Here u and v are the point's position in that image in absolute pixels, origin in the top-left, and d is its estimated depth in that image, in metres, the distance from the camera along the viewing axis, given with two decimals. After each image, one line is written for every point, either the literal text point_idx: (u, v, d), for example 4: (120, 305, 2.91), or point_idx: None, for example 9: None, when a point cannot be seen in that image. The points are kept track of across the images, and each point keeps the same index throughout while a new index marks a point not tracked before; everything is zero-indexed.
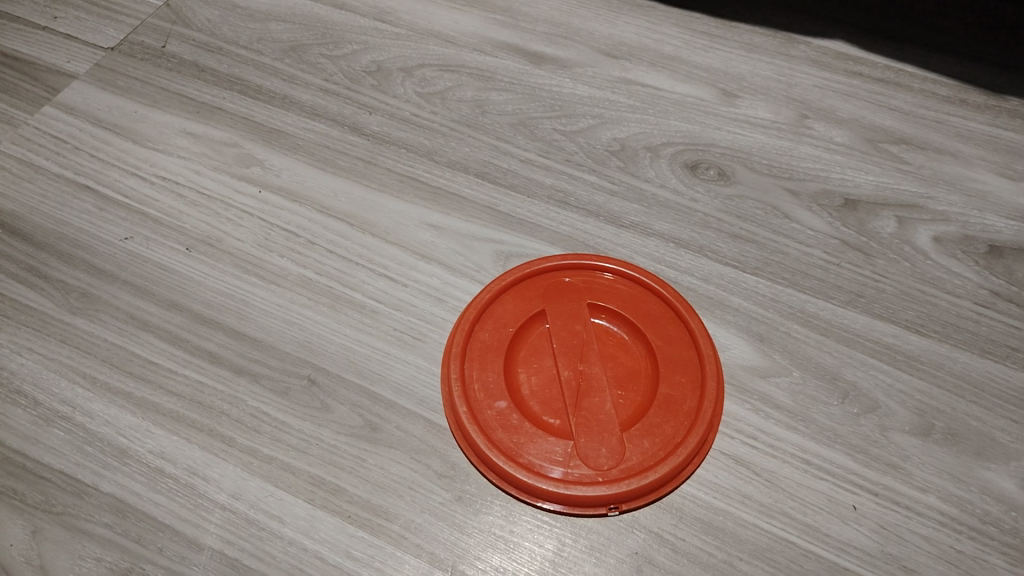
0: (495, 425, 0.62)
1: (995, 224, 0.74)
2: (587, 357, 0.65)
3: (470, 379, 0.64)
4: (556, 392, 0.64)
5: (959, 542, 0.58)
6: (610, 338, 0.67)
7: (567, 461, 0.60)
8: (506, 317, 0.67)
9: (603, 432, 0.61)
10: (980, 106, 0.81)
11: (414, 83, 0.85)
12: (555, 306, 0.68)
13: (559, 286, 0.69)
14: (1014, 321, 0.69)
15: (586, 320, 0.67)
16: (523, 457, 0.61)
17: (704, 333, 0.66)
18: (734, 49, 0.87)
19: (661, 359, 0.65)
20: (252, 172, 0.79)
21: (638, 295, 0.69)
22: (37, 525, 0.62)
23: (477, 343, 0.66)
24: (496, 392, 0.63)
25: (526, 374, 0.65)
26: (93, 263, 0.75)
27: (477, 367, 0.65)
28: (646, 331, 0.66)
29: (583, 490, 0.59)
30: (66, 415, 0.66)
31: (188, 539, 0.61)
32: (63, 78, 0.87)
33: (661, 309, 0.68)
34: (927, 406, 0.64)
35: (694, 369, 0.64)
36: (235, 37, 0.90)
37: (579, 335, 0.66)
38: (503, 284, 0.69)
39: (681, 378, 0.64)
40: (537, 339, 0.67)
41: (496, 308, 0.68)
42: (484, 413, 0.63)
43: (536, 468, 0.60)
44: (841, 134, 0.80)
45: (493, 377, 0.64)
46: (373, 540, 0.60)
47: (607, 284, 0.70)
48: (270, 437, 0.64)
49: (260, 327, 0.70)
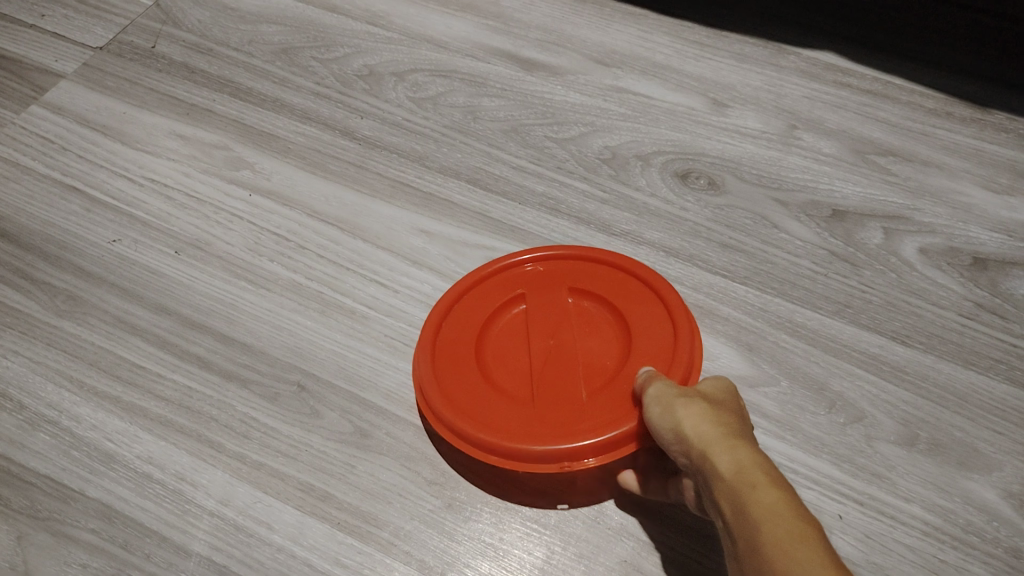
0: (455, 386, 0.59)
1: (979, 236, 0.74)
2: (561, 330, 0.62)
3: (438, 345, 0.62)
4: (526, 361, 0.60)
5: (942, 551, 0.58)
6: (589, 317, 0.63)
7: (523, 420, 0.56)
8: (480, 297, 0.64)
9: (567, 397, 0.57)
10: (967, 118, 0.82)
11: (406, 88, 0.85)
12: (534, 287, 0.65)
13: (541, 268, 0.66)
14: (999, 332, 0.69)
15: (563, 300, 0.64)
16: (478, 415, 0.57)
17: (681, 303, 0.60)
18: (725, 58, 0.87)
19: (636, 332, 0.60)
20: (242, 175, 0.79)
21: (622, 273, 0.64)
22: (23, 530, 0.61)
23: (449, 320, 0.63)
24: (461, 357, 0.60)
25: (497, 345, 0.62)
26: (80, 264, 0.74)
27: (445, 338, 0.62)
28: (625, 307, 0.62)
29: (534, 444, 0.54)
30: (52, 419, 0.66)
31: (176, 545, 0.60)
32: (51, 77, 0.86)
33: (642, 287, 0.63)
34: (912, 417, 0.64)
35: (669, 338, 0.59)
36: (226, 38, 0.89)
37: (554, 314, 0.63)
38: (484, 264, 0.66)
39: (658, 344, 0.59)
40: (513, 320, 0.64)
41: (472, 288, 0.65)
42: (447, 376, 0.60)
43: (489, 425, 0.56)
44: (830, 145, 0.80)
45: (460, 344, 0.61)
46: (362, 547, 0.59)
47: (591, 263, 0.66)
48: (259, 443, 0.64)
49: (250, 331, 0.70)
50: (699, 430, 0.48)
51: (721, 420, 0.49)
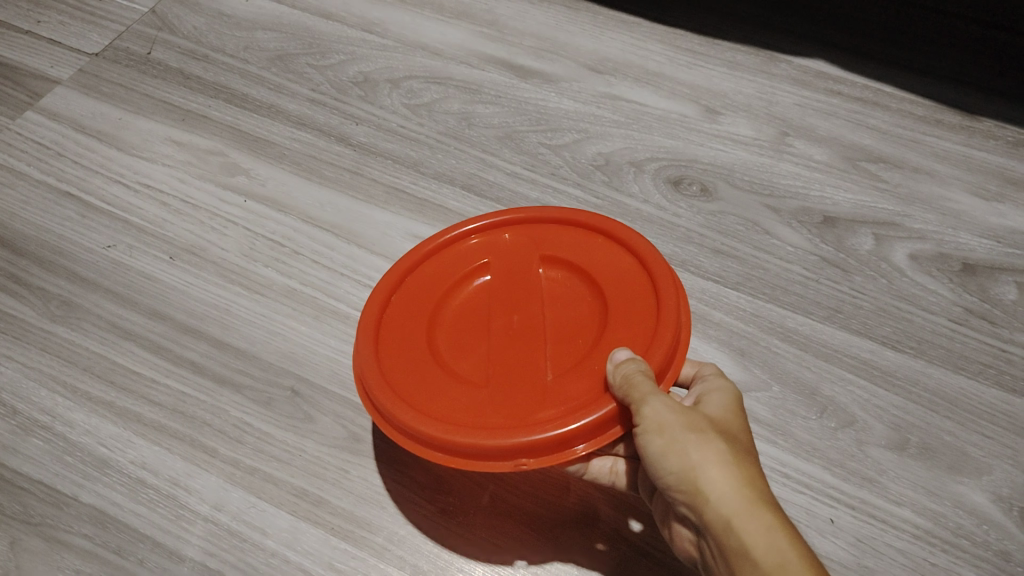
0: (399, 369, 0.53)
1: (969, 242, 0.75)
2: (524, 308, 0.57)
3: (386, 324, 0.56)
4: (483, 344, 0.55)
5: (932, 554, 0.59)
6: (559, 293, 0.57)
7: (474, 411, 0.50)
8: (440, 271, 0.60)
9: (525, 385, 0.51)
10: (956, 126, 0.83)
11: (401, 95, 0.85)
12: (500, 261, 0.60)
13: (507, 241, 0.61)
14: (988, 337, 0.70)
15: (532, 273, 0.59)
16: (422, 404, 0.51)
17: (665, 268, 0.54)
18: (717, 66, 0.88)
19: (613, 304, 0.54)
20: (237, 180, 0.79)
21: (600, 242, 0.59)
22: (15, 536, 0.61)
23: (403, 294, 0.58)
24: (408, 339, 0.55)
25: (449, 325, 0.57)
26: (74, 270, 0.74)
27: (394, 314, 0.57)
28: (601, 277, 0.56)
29: (486, 434, 0.48)
30: (46, 425, 0.66)
31: (169, 550, 0.60)
32: (46, 83, 0.87)
33: (623, 257, 0.57)
34: (903, 421, 0.65)
35: (651, 310, 0.53)
36: (221, 44, 0.90)
37: (519, 291, 0.58)
38: (445, 236, 0.61)
39: (634, 323, 0.53)
40: (476, 296, 0.59)
41: (432, 263, 0.60)
42: (391, 358, 0.54)
43: (433, 415, 0.50)
44: (821, 152, 0.81)
45: (408, 325, 0.56)
46: (355, 552, 0.59)
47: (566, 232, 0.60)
48: (253, 448, 0.64)
49: (244, 337, 0.70)
50: (718, 487, 0.45)
51: (737, 465, 0.46)
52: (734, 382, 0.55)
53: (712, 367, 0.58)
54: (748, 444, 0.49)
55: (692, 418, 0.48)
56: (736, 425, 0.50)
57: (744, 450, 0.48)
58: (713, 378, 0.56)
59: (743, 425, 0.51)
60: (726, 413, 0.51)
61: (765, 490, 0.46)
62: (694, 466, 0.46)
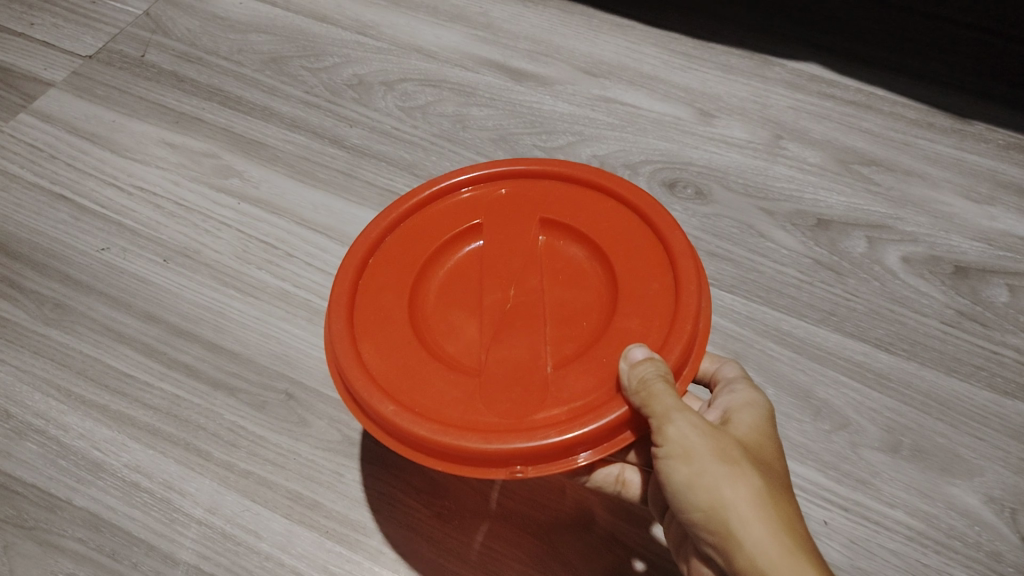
0: (381, 350, 0.50)
1: (961, 245, 0.75)
2: (519, 280, 0.54)
3: (366, 293, 0.52)
4: (474, 324, 0.52)
5: (925, 556, 0.59)
6: (560, 266, 0.54)
7: (466, 405, 0.47)
8: (427, 227, 0.56)
9: (522, 378, 0.48)
10: (948, 129, 0.83)
11: (395, 97, 0.85)
12: (493, 221, 0.56)
13: (501, 195, 0.58)
14: (980, 339, 0.70)
15: (530, 239, 0.55)
16: (407, 398, 0.48)
17: (686, 247, 0.51)
18: (711, 69, 0.88)
19: (624, 284, 0.51)
20: (231, 183, 0.79)
21: (610, 211, 0.55)
22: (9, 540, 0.61)
23: (383, 253, 0.55)
24: (389, 312, 0.51)
25: (434, 298, 0.54)
26: (68, 272, 0.74)
27: (374, 278, 0.53)
28: (610, 252, 0.53)
29: (478, 436, 0.45)
30: (40, 428, 0.66)
31: (164, 553, 0.60)
32: (39, 85, 0.86)
33: (637, 229, 0.54)
34: (896, 423, 0.65)
35: (669, 295, 0.50)
36: (215, 47, 0.89)
37: (515, 261, 0.55)
38: (434, 189, 0.58)
39: (648, 310, 0.50)
40: (466, 263, 0.56)
41: (417, 218, 0.57)
42: (372, 336, 0.50)
43: (421, 412, 0.47)
44: (814, 155, 0.81)
45: (391, 296, 0.52)
46: (350, 555, 0.59)
47: (571, 192, 0.57)
48: (247, 451, 0.64)
49: (238, 340, 0.70)
50: (754, 529, 0.43)
51: (774, 504, 0.44)
52: (767, 398, 0.53)
53: (744, 377, 0.56)
54: (782, 475, 0.47)
55: (724, 446, 0.45)
56: (769, 453, 0.48)
57: (778, 483, 0.46)
58: (744, 391, 0.54)
59: (773, 451, 0.48)
60: (756, 438, 0.48)
61: (803, 534, 0.44)
62: (728, 503, 0.43)
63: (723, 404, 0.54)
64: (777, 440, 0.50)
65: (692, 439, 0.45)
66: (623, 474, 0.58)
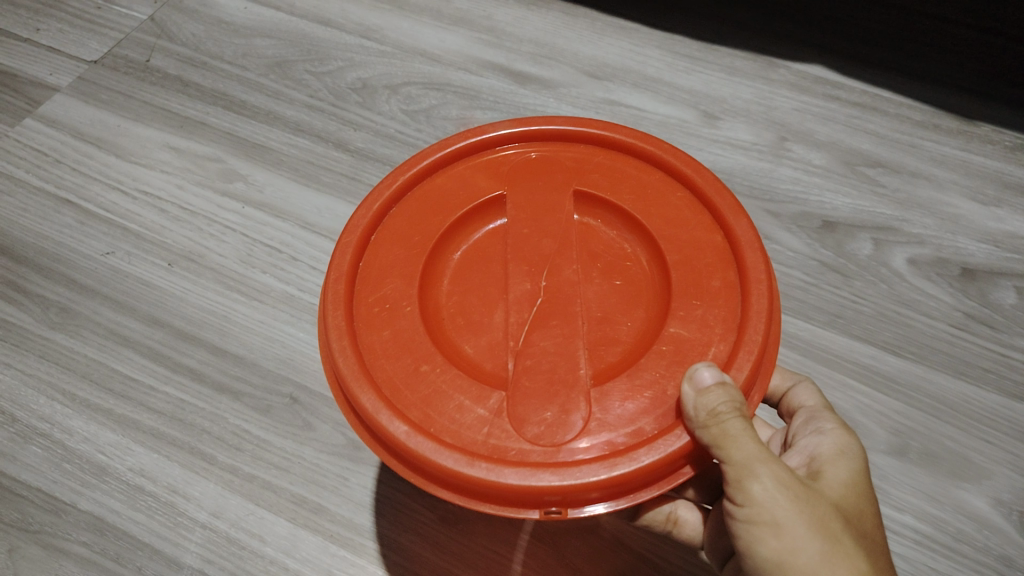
0: (383, 353, 0.47)
1: (968, 247, 0.75)
2: (552, 264, 0.51)
3: (370, 280, 0.50)
4: (499, 320, 0.50)
5: (934, 560, 0.59)
6: (595, 251, 0.53)
7: (491, 420, 0.45)
8: (442, 197, 0.54)
9: (557, 391, 0.46)
10: (954, 131, 0.83)
11: (399, 101, 0.85)
12: (518, 193, 0.54)
13: (530, 160, 0.56)
14: (989, 342, 0.69)
15: (564, 214, 0.53)
16: (420, 416, 0.45)
17: (751, 238, 0.50)
18: (716, 72, 0.88)
19: (678, 276, 0.49)
20: (235, 187, 0.79)
21: (658, 187, 0.53)
22: (14, 543, 0.61)
23: (390, 229, 0.52)
24: (397, 299, 0.49)
25: (450, 286, 0.52)
26: (73, 277, 0.74)
27: (380, 260, 0.51)
28: (661, 236, 0.51)
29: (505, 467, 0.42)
30: (45, 432, 0.66)
31: (168, 557, 0.60)
32: (45, 90, 0.87)
33: (692, 211, 0.52)
34: (904, 427, 0.65)
35: (733, 296, 0.48)
36: (219, 51, 0.90)
37: (547, 243, 0.52)
38: (449, 153, 0.55)
39: (708, 314, 0.48)
40: (485, 243, 0.53)
41: (427, 186, 0.55)
42: (375, 336, 0.48)
43: (436, 434, 0.44)
44: (820, 157, 0.81)
45: (396, 285, 0.50)
46: (355, 560, 0.60)
47: (612, 163, 0.55)
48: (251, 455, 0.64)
49: (243, 344, 0.70)
50: None
51: None
52: (862, 445, 0.51)
53: (829, 412, 0.55)
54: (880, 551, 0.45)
55: (819, 515, 0.43)
56: (865, 521, 0.46)
57: (876, 557, 0.44)
58: (835, 433, 0.52)
59: (866, 509, 0.46)
60: (848, 494, 0.46)
61: None
62: None
63: (807, 448, 0.52)
64: (870, 494, 0.48)
65: (780, 505, 0.43)
66: (676, 512, 0.57)
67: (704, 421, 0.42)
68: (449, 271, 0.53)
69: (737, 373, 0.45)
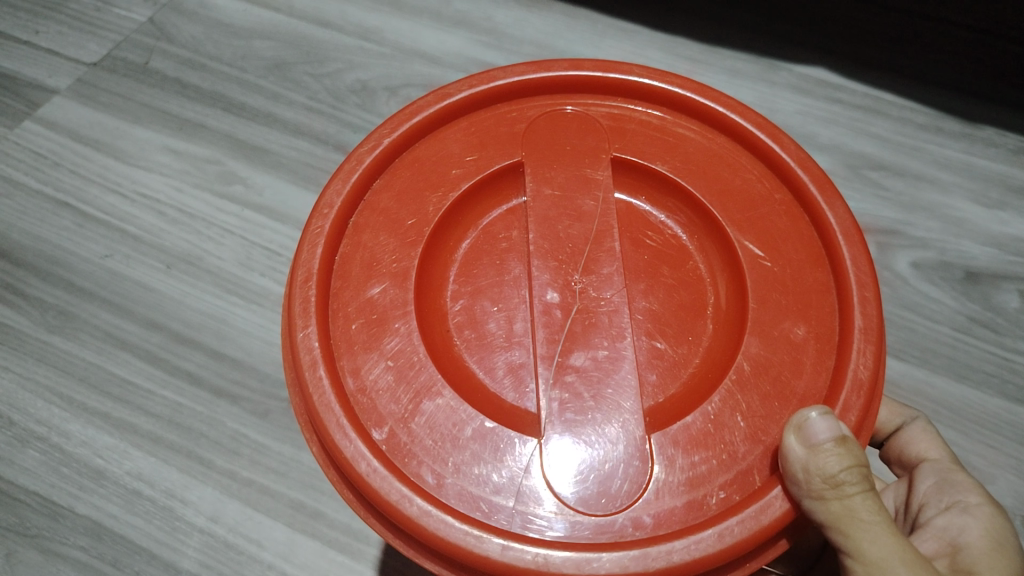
0: (365, 382, 0.46)
1: (971, 250, 0.75)
2: (593, 258, 0.50)
3: (359, 285, 0.49)
4: (522, 329, 0.50)
5: None
6: (644, 240, 0.53)
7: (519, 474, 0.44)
8: (438, 166, 0.53)
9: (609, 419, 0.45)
10: (958, 134, 0.82)
11: (398, 102, 0.85)
12: (538, 160, 0.54)
13: (564, 115, 0.56)
14: (992, 346, 0.69)
15: (605, 180, 0.53)
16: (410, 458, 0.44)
17: (845, 217, 0.49)
18: (718, 75, 0.87)
19: (752, 276, 0.49)
20: (233, 189, 0.79)
21: (725, 158, 0.53)
22: (11, 547, 0.61)
23: (372, 208, 0.52)
24: (398, 305, 0.49)
25: (457, 286, 0.52)
26: (71, 279, 0.74)
27: (364, 250, 0.50)
28: (731, 223, 0.51)
29: (552, 552, 0.40)
30: (42, 435, 0.66)
31: (166, 562, 0.61)
32: (44, 93, 0.86)
33: (760, 191, 0.52)
34: None
35: (827, 303, 0.48)
36: (218, 53, 0.89)
37: (580, 227, 0.51)
38: (444, 105, 0.54)
39: (781, 319, 0.47)
40: (496, 227, 0.54)
41: (417, 154, 0.54)
42: (346, 360, 0.47)
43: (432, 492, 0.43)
44: (822, 159, 0.80)
45: (394, 289, 0.49)
46: (353, 565, 0.61)
47: (658, 122, 0.55)
48: (249, 459, 0.64)
49: (241, 347, 0.69)
50: None
51: None
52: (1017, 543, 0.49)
53: (962, 474, 0.56)
54: None
55: None
56: None
57: None
58: (982, 518, 0.50)
59: None
60: None
61: None
62: None
63: (946, 530, 0.51)
64: None
65: None
66: None
67: (819, 491, 0.41)
68: (454, 263, 0.53)
69: (845, 415, 0.44)
